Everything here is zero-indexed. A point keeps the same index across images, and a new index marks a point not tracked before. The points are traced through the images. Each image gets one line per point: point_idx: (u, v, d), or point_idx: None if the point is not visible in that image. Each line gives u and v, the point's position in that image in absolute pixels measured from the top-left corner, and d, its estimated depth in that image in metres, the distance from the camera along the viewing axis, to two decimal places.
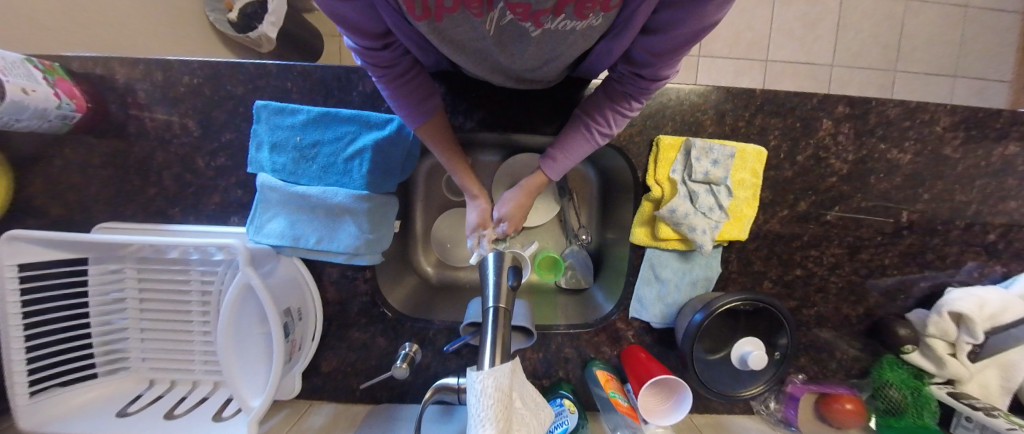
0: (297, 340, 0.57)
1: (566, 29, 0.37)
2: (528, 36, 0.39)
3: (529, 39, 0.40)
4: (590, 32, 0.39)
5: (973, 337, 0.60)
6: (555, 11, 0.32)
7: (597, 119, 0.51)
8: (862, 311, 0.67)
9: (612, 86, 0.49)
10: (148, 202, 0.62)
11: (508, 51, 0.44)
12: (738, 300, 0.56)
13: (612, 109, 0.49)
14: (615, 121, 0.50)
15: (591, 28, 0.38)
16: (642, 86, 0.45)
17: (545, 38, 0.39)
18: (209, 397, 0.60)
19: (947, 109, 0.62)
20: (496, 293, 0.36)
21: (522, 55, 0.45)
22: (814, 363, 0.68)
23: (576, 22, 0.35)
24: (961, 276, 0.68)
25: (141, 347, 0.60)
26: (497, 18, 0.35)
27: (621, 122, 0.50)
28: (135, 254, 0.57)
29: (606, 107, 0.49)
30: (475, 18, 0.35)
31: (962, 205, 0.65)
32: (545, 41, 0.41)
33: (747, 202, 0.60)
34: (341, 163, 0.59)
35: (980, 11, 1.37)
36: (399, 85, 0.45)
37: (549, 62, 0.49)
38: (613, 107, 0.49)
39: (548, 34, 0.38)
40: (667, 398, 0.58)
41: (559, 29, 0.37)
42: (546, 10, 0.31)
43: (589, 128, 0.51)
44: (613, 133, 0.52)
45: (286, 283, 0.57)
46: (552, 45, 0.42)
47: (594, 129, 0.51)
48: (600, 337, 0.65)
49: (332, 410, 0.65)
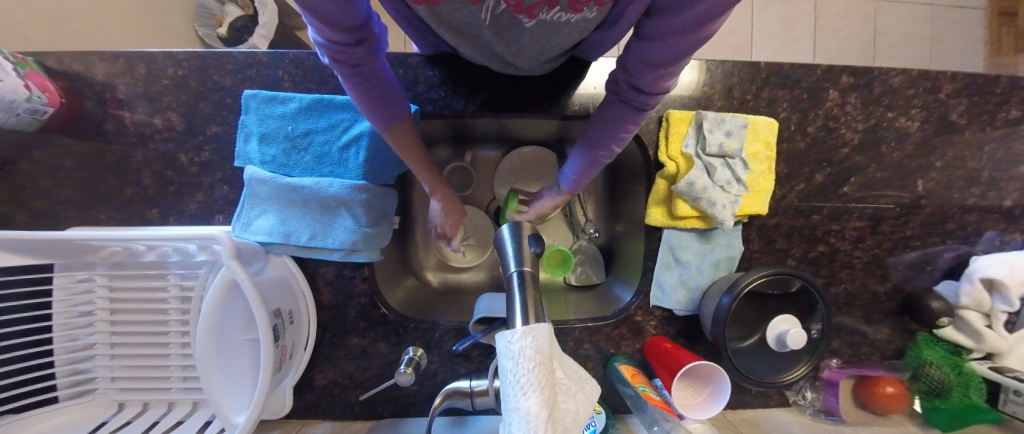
0: (288, 348, 0.51)
1: (559, 22, 0.39)
2: (521, 27, 0.40)
3: (523, 29, 0.41)
4: (585, 25, 0.41)
5: (1010, 305, 0.56)
6: (550, 4, 0.34)
7: (599, 144, 0.48)
8: (890, 287, 0.64)
9: (608, 107, 0.45)
10: (124, 204, 0.57)
11: (505, 41, 0.44)
12: (766, 276, 0.52)
13: (611, 136, 0.46)
14: (616, 140, 0.47)
15: (586, 21, 0.40)
16: (641, 101, 0.41)
17: (539, 29, 0.41)
18: (186, 420, 0.53)
19: (948, 76, 0.62)
20: (519, 257, 0.32)
21: (518, 44, 0.45)
22: (848, 346, 0.64)
23: (570, 15, 0.37)
24: (983, 245, 0.66)
25: (111, 365, 0.54)
26: (491, 7, 0.36)
27: (625, 141, 0.47)
28: (106, 259, 0.51)
29: (604, 135, 0.47)
30: (471, 6, 0.36)
31: (975, 172, 0.64)
32: (540, 32, 0.42)
33: (765, 175, 0.58)
34: (336, 152, 0.55)
35: (944, 9, 1.44)
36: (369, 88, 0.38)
37: (544, 52, 0.48)
38: (612, 132, 0.45)
39: (541, 25, 0.40)
40: (703, 388, 0.53)
41: (553, 21, 0.38)
42: (539, 3, 0.33)
43: (592, 156, 0.49)
44: (620, 150, 0.49)
45: (276, 283, 0.51)
46: (546, 35, 0.42)
47: (598, 152, 0.49)
48: (621, 330, 0.61)
49: (329, 429, 0.58)
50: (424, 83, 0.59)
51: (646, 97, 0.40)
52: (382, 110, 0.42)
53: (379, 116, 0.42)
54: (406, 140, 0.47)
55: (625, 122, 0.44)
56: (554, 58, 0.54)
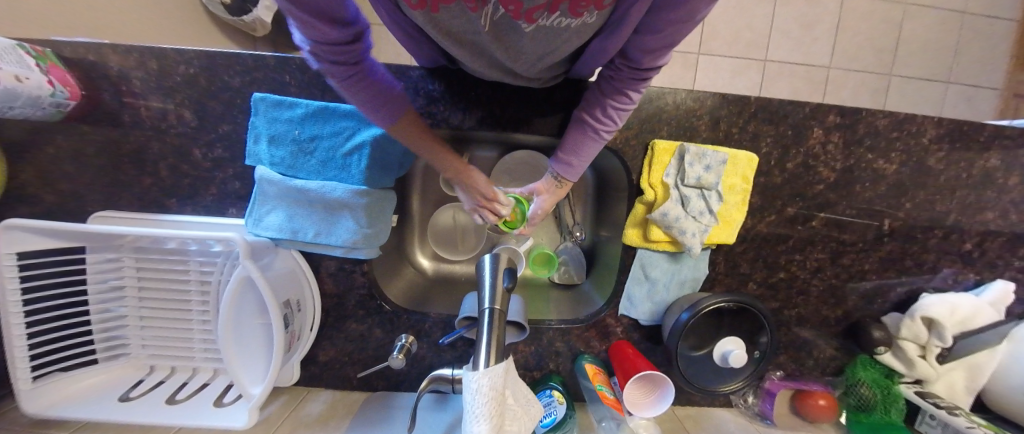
0: (295, 331, 0.58)
1: (559, 27, 0.39)
2: (521, 32, 0.39)
3: (523, 35, 0.40)
4: (584, 30, 0.41)
5: (943, 340, 0.63)
6: (550, 8, 0.34)
7: (600, 122, 0.51)
8: (840, 313, 0.70)
9: (608, 87, 0.49)
10: (143, 192, 0.62)
11: (505, 47, 0.44)
12: (725, 302, 0.59)
13: (609, 108, 0.49)
14: (616, 117, 0.51)
15: (586, 26, 0.40)
16: (638, 79, 0.45)
17: (539, 35, 0.40)
18: (209, 383, 0.62)
19: (933, 121, 0.63)
20: (492, 295, 0.38)
21: (518, 50, 0.44)
22: (793, 361, 0.71)
23: (570, 20, 0.37)
24: (937, 281, 0.71)
25: (141, 334, 0.62)
26: (490, 13, 0.35)
27: (625, 114, 0.50)
28: (132, 244, 0.57)
29: (604, 107, 0.50)
30: (470, 12, 0.36)
31: (942, 215, 0.68)
32: (539, 38, 0.41)
33: (737, 207, 0.62)
34: (340, 158, 0.59)
35: (974, 18, 1.38)
36: (367, 84, 0.38)
37: (544, 57, 0.47)
38: (613, 109, 0.49)
39: (541, 31, 0.39)
40: (651, 391, 0.61)
41: (552, 26, 0.38)
42: (540, 7, 0.33)
43: (593, 129, 0.52)
44: (618, 129, 0.52)
45: (284, 276, 0.58)
46: (546, 40, 0.42)
47: (597, 130, 0.52)
48: (590, 333, 0.68)
49: (329, 397, 0.68)
50: (425, 96, 0.62)
51: (642, 75, 0.44)
52: (384, 108, 0.42)
53: (384, 115, 0.43)
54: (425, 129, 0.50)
55: (624, 94, 0.47)
56: (562, 71, 0.58)
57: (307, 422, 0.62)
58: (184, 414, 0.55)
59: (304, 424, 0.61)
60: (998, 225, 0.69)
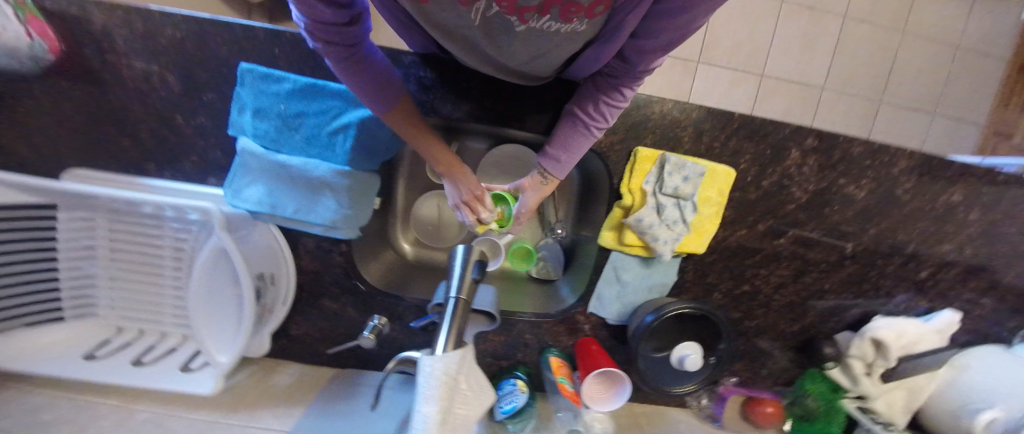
0: (268, 304, 0.59)
1: (550, 31, 0.39)
2: (512, 32, 0.40)
3: (514, 35, 0.40)
4: (574, 37, 0.41)
5: (886, 360, 0.67)
6: (542, 11, 0.34)
7: (594, 118, 0.52)
8: (798, 327, 0.74)
9: (604, 85, 0.50)
10: (122, 153, 0.62)
11: (496, 44, 0.44)
12: (687, 307, 0.62)
13: (604, 103, 0.50)
14: (609, 114, 0.51)
15: (576, 33, 0.40)
16: (634, 78, 0.47)
17: (529, 36, 0.41)
18: (177, 348, 0.63)
19: (906, 153, 0.66)
20: (459, 284, 0.39)
21: (508, 49, 0.44)
22: (748, 369, 0.75)
23: (560, 25, 0.37)
24: (890, 306, 0.75)
25: (111, 295, 0.62)
26: (482, 9, 0.35)
27: (617, 112, 0.51)
28: (106, 205, 0.57)
29: (598, 102, 0.51)
30: (461, 7, 0.36)
31: (902, 243, 0.71)
32: (529, 39, 0.42)
33: (711, 219, 0.64)
34: (325, 136, 0.58)
35: (966, 53, 1.42)
36: (361, 67, 0.41)
37: (535, 58, 0.48)
38: (608, 106, 0.50)
39: (532, 33, 0.40)
40: (609, 388, 0.63)
41: (543, 29, 0.39)
42: (532, 7, 0.33)
43: (587, 124, 0.52)
44: (609, 126, 0.53)
45: (261, 249, 0.59)
46: (536, 43, 0.43)
47: (590, 125, 0.53)
48: (560, 328, 0.70)
49: (299, 371, 0.69)
50: (415, 82, 0.62)
51: (639, 75, 0.46)
52: (379, 92, 0.45)
53: (376, 99, 0.45)
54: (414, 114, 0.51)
55: (619, 91, 0.49)
56: (556, 71, 0.58)
57: (275, 392, 0.63)
58: (150, 377, 0.56)
59: (271, 395, 0.62)
60: (953, 258, 0.73)
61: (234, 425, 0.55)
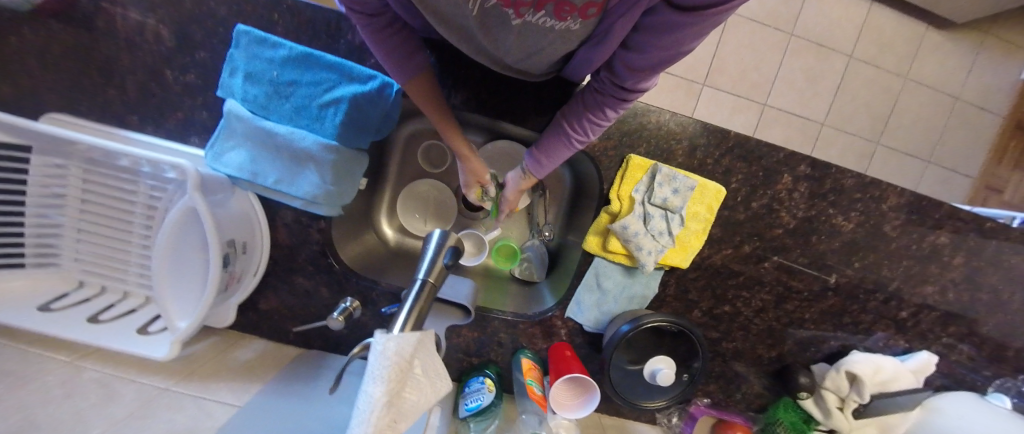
0: (236, 273, 0.57)
1: (544, 27, 0.39)
2: (508, 25, 0.39)
3: (509, 28, 0.40)
4: (569, 35, 0.41)
5: (860, 396, 0.66)
6: (537, 6, 0.34)
7: (577, 129, 0.52)
8: (775, 354, 0.73)
9: (591, 99, 0.49)
10: (106, 103, 0.60)
11: (492, 37, 0.43)
12: (665, 321, 0.61)
13: (588, 119, 0.50)
14: (592, 130, 0.51)
15: (570, 31, 0.40)
16: (619, 97, 0.46)
17: (525, 31, 0.40)
18: (137, 310, 0.62)
19: (896, 190, 0.66)
20: (429, 268, 0.38)
21: (504, 42, 0.44)
22: (721, 391, 0.74)
23: (554, 22, 0.37)
24: (869, 342, 0.74)
25: (77, 247, 0.60)
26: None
27: (601, 128, 0.51)
28: (82, 154, 0.55)
29: (583, 117, 0.50)
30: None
31: (886, 280, 0.71)
32: (524, 34, 0.41)
33: (697, 235, 0.64)
34: (315, 109, 0.57)
35: (964, 105, 1.44)
36: (386, 36, 0.44)
37: (532, 55, 0.47)
38: (592, 121, 0.50)
39: (527, 27, 0.39)
40: (579, 395, 0.61)
41: (537, 25, 0.38)
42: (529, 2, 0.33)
43: (569, 137, 0.52)
44: (592, 140, 0.54)
45: (236, 216, 0.57)
46: (531, 38, 0.42)
47: (572, 137, 0.53)
48: (535, 330, 0.69)
49: (263, 347, 0.68)
50: None
51: (624, 94, 0.45)
52: (403, 64, 0.48)
53: (401, 70, 0.48)
54: (422, 94, 0.52)
55: (603, 110, 0.48)
56: (554, 69, 0.58)
57: (233, 365, 0.61)
58: (105, 335, 0.54)
59: (228, 368, 0.60)
60: (935, 300, 0.73)
61: (185, 395, 0.52)
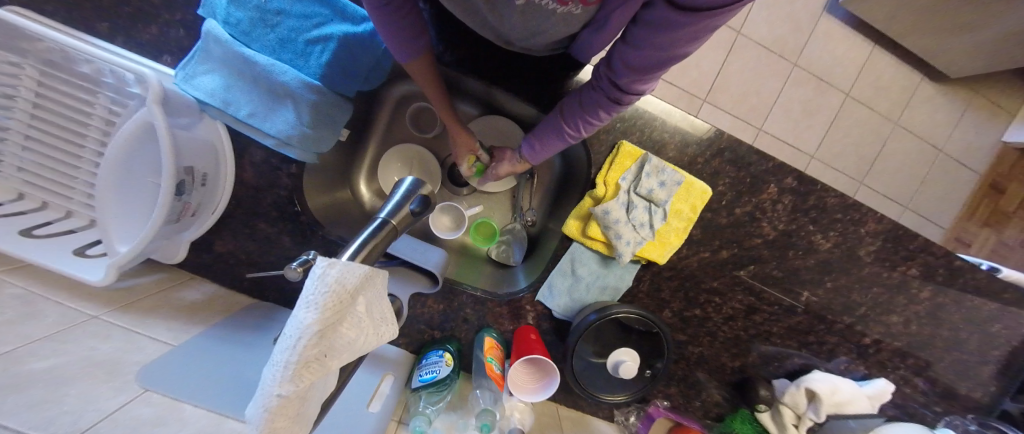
0: (192, 204, 0.54)
1: (547, 9, 0.39)
2: (511, 5, 0.39)
3: (513, 8, 0.39)
4: (570, 18, 0.43)
5: (816, 415, 0.67)
6: None
7: (569, 124, 0.51)
8: (738, 364, 0.73)
9: (586, 95, 0.49)
10: (74, 4, 0.55)
11: (496, 13, 0.42)
12: (631, 312, 0.60)
13: (583, 118, 0.49)
14: (587, 127, 0.51)
15: (570, 15, 0.42)
16: (614, 95, 0.45)
17: (528, 12, 0.40)
18: (77, 231, 0.58)
19: (875, 216, 0.66)
20: (393, 209, 0.35)
21: (508, 21, 0.43)
22: (681, 395, 0.75)
23: (557, 6, 0.38)
24: (830, 365, 0.75)
25: (20, 157, 0.55)
26: None
27: (596, 127, 0.51)
28: (42, 54, 0.50)
29: (579, 115, 0.50)
30: None
31: (854, 304, 0.71)
32: (527, 15, 0.41)
33: (677, 233, 0.63)
34: (301, 44, 0.54)
35: (947, 158, 1.49)
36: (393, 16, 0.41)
37: (536, 36, 0.47)
38: (585, 118, 0.49)
39: (531, 9, 0.39)
40: (539, 380, 0.60)
41: (541, 7, 0.39)
42: None
43: (563, 133, 0.52)
44: (586, 136, 0.53)
45: (201, 143, 0.53)
46: (533, 22, 0.43)
47: (566, 134, 0.52)
48: (502, 310, 0.67)
49: (211, 290, 0.66)
50: None
51: (619, 94, 0.45)
52: (406, 45, 0.46)
53: (403, 50, 0.46)
54: (422, 73, 0.52)
55: (599, 110, 0.48)
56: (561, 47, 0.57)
57: (177, 305, 0.58)
58: (42, 249, 0.49)
59: (169, 306, 0.56)
60: (897, 331, 0.74)
61: (115, 326, 0.47)
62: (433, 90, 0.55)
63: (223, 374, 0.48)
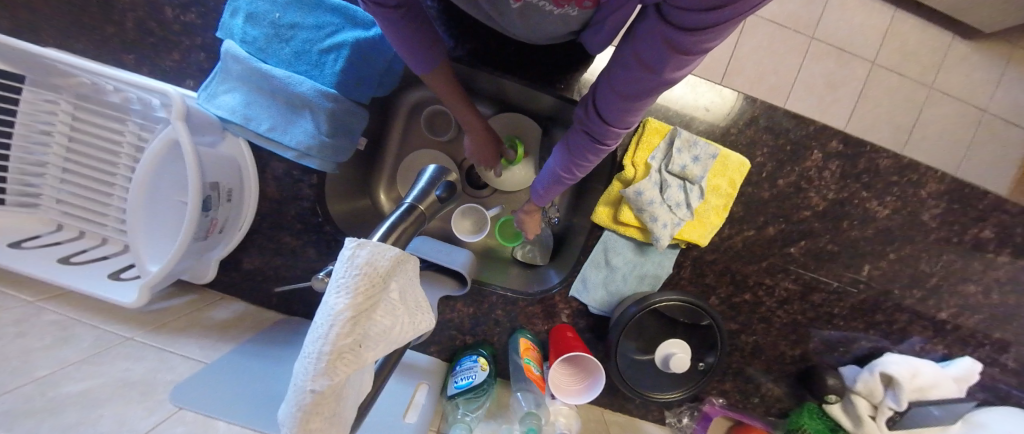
0: (218, 221, 0.54)
1: (545, 11, 0.36)
2: (508, 6, 0.36)
3: (511, 8, 0.37)
4: (569, 19, 0.39)
5: (896, 403, 0.61)
6: None
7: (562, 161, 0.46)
8: (799, 352, 0.67)
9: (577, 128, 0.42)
10: (104, 40, 0.58)
11: (497, 12, 0.40)
12: (675, 300, 0.56)
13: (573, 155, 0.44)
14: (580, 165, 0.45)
15: (569, 16, 0.38)
16: (601, 130, 0.38)
17: (526, 12, 0.37)
18: (111, 257, 0.58)
19: (937, 175, 0.60)
20: (420, 194, 0.34)
21: (508, 19, 0.41)
22: (738, 392, 0.69)
23: (553, 8, 0.35)
24: (903, 347, 0.67)
25: (59, 189, 0.57)
26: None
27: (590, 164, 0.44)
28: (75, 88, 0.52)
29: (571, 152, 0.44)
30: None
31: (924, 275, 0.64)
32: (525, 14, 0.38)
33: (717, 211, 0.58)
34: (315, 54, 0.54)
35: None
36: (403, 27, 0.38)
37: (537, 32, 0.44)
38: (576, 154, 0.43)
39: (527, 10, 0.36)
40: (582, 380, 0.56)
41: (538, 8, 0.35)
42: None
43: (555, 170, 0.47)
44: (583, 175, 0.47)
45: (225, 160, 0.54)
46: (532, 21, 0.40)
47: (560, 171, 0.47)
48: (534, 309, 0.63)
49: (241, 308, 0.66)
50: None
51: (606, 127, 0.37)
52: (420, 54, 0.43)
53: (420, 60, 0.44)
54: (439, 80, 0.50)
55: (588, 146, 0.41)
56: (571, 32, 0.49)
57: (208, 323, 0.57)
58: (75, 275, 0.50)
59: (201, 324, 0.56)
60: (977, 302, 0.66)
61: (147, 346, 0.46)
62: (451, 95, 0.53)
63: (254, 389, 0.46)
